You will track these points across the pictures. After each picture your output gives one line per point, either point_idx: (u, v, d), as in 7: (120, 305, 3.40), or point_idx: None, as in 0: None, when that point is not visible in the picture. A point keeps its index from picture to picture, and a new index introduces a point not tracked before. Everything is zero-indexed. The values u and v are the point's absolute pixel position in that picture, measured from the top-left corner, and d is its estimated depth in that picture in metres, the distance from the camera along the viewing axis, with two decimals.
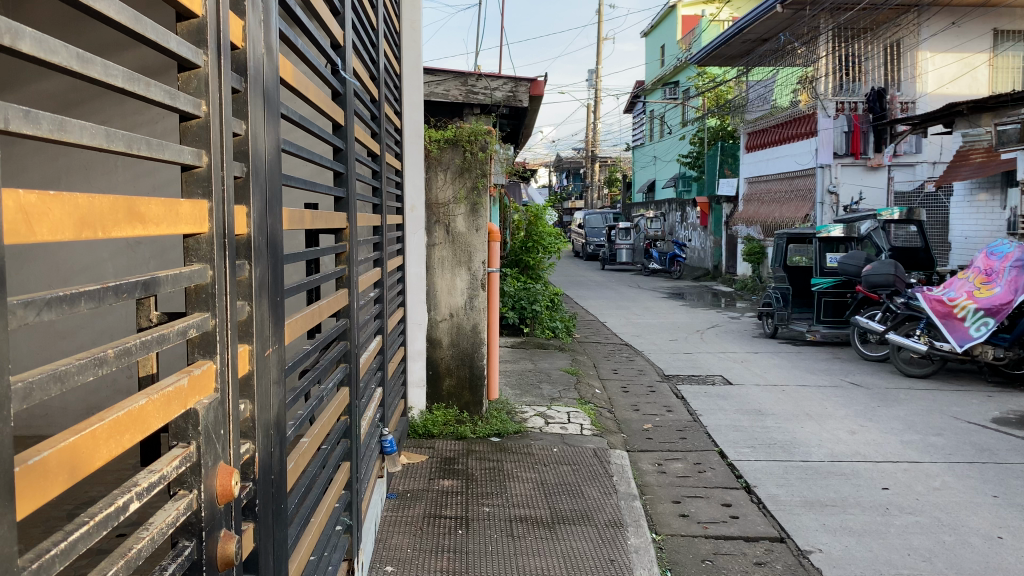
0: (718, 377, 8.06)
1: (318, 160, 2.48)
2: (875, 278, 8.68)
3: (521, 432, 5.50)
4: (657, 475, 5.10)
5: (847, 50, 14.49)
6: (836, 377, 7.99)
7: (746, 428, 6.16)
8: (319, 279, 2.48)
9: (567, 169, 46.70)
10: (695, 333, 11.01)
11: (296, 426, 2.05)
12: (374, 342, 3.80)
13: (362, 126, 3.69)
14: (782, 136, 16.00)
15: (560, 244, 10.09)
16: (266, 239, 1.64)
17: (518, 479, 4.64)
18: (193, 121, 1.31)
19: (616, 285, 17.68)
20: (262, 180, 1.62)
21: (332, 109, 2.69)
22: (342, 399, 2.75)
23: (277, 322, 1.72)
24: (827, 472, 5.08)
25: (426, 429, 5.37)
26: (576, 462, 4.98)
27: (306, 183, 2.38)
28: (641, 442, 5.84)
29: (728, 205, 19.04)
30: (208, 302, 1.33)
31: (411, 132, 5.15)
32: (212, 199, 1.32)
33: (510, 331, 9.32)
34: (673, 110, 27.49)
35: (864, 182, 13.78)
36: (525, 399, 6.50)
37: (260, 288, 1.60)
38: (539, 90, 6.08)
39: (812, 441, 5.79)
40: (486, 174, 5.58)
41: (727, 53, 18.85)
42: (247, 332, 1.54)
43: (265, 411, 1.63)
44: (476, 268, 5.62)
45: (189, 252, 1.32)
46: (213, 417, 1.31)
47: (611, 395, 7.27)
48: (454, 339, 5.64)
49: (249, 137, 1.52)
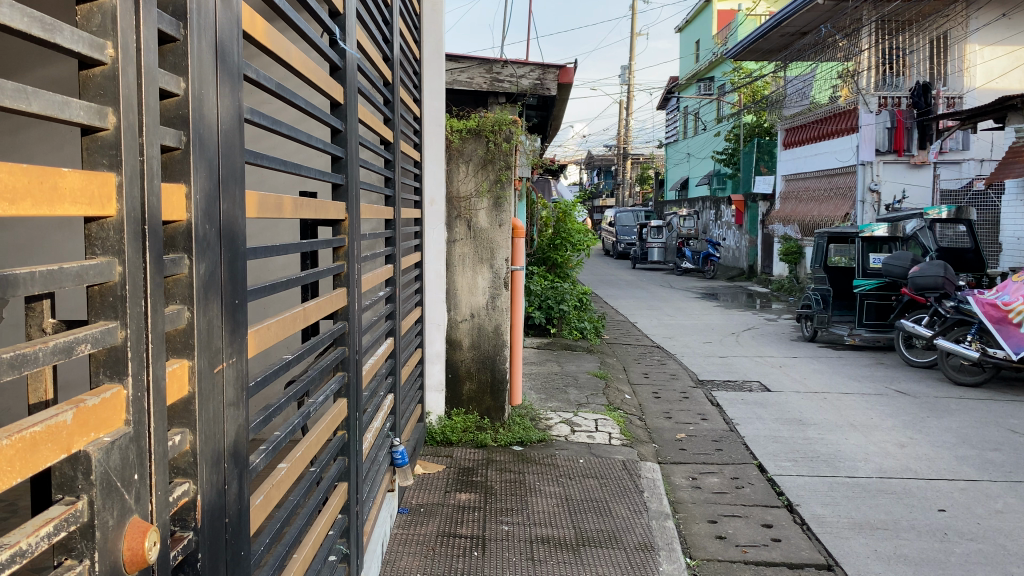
0: (755, 382, 7.67)
1: (315, 143, 2.14)
2: (923, 280, 8.19)
3: (545, 440, 5.18)
4: (691, 490, 4.74)
5: (890, 43, 14.00)
6: (880, 385, 7.56)
7: (786, 439, 5.77)
8: (315, 276, 2.15)
9: (599, 167, 46.33)
10: (730, 335, 10.61)
11: (270, 453, 1.69)
12: (383, 346, 3.50)
13: (372, 109, 3.39)
14: (821, 132, 15.48)
15: (590, 241, 9.76)
16: (218, 228, 1.33)
17: (541, 493, 4.30)
18: (96, 69, 0.99)
19: (647, 285, 17.26)
20: (209, 152, 1.30)
21: (329, 85, 2.36)
22: (339, 413, 2.42)
23: (235, 329, 1.41)
24: (876, 491, 4.68)
25: (445, 436, 5.05)
26: (604, 476, 4.64)
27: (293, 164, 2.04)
28: (673, 453, 5.47)
29: (764, 203, 18.55)
30: (116, 308, 1.02)
31: (430, 122, 4.84)
32: (123, 170, 1.02)
33: (537, 332, 8.99)
34: (708, 106, 26.99)
35: (907, 180, 13.24)
36: (550, 404, 6.17)
37: (207, 288, 1.28)
38: (568, 77, 5.79)
39: (857, 455, 5.39)
40: (510, 166, 5.26)
41: (765, 47, 18.31)
42: (184, 345, 1.23)
43: (213, 439, 1.30)
44: (499, 266, 5.28)
45: (91, 241, 1.00)
46: (124, 463, 1.00)
47: (642, 401, 6.92)
48: (475, 341, 5.31)
49: (189, 99, 1.22)
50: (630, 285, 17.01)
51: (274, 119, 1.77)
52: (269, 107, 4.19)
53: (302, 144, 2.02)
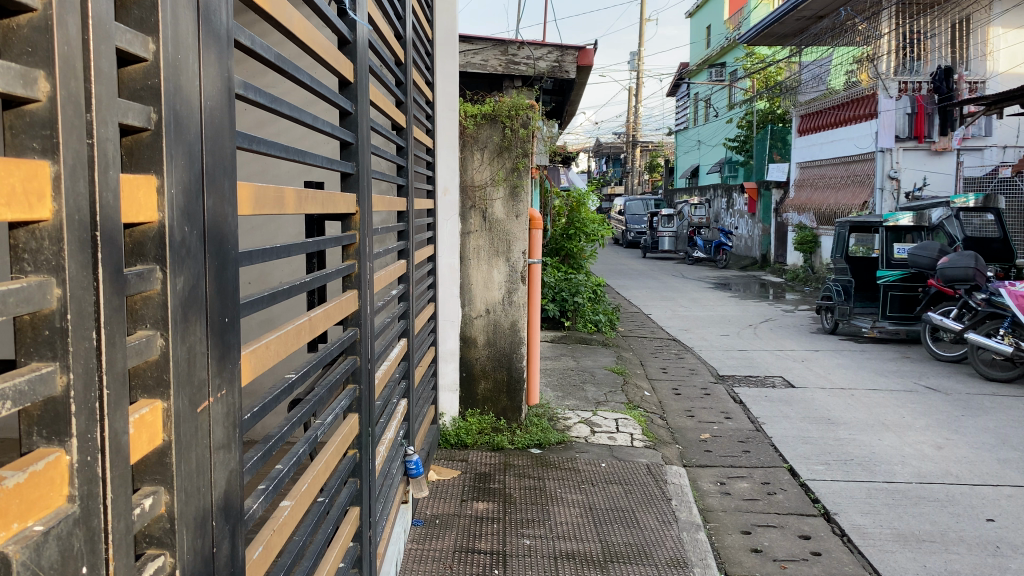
0: (778, 378, 7.38)
1: (323, 127, 1.86)
2: (951, 272, 7.89)
3: (564, 442, 4.92)
4: (720, 497, 4.47)
5: (910, 27, 13.43)
6: (909, 380, 7.27)
7: (816, 440, 5.49)
8: (325, 276, 1.87)
9: (608, 154, 45.99)
10: (747, 327, 10.30)
11: (271, 493, 1.44)
12: (395, 349, 3.23)
13: (383, 90, 3.13)
14: (837, 118, 15.11)
15: (604, 231, 9.45)
16: (201, 231, 1.06)
17: (563, 501, 4.04)
18: (21, 18, 0.72)
19: (659, 275, 16.96)
20: (188, 134, 1.02)
21: (337, 61, 2.08)
22: (350, 430, 2.16)
23: (224, 355, 1.14)
24: (918, 498, 4.41)
25: (459, 439, 4.81)
26: (628, 482, 4.37)
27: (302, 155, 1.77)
28: (698, 456, 5.20)
29: (778, 191, 18.22)
30: (54, 344, 0.75)
31: (444, 107, 4.56)
32: (60, 159, 0.74)
33: (551, 325, 8.72)
34: (720, 92, 26.57)
35: (927, 167, 12.85)
36: (567, 402, 5.91)
37: (188, 306, 1.02)
38: (588, 59, 5.47)
39: (893, 458, 5.11)
40: (528, 153, 4.97)
41: (780, 31, 17.91)
42: (155, 383, 0.96)
43: (196, 496, 1.04)
44: (515, 260, 5.01)
45: (17, 254, 0.74)
46: (63, 560, 0.74)
47: (662, 398, 6.65)
48: (490, 339, 5.05)
49: (159, 65, 0.94)
50: (642, 275, 16.74)
51: (280, 97, 1.49)
52: (278, 89, 3.95)
53: (310, 128, 1.75)
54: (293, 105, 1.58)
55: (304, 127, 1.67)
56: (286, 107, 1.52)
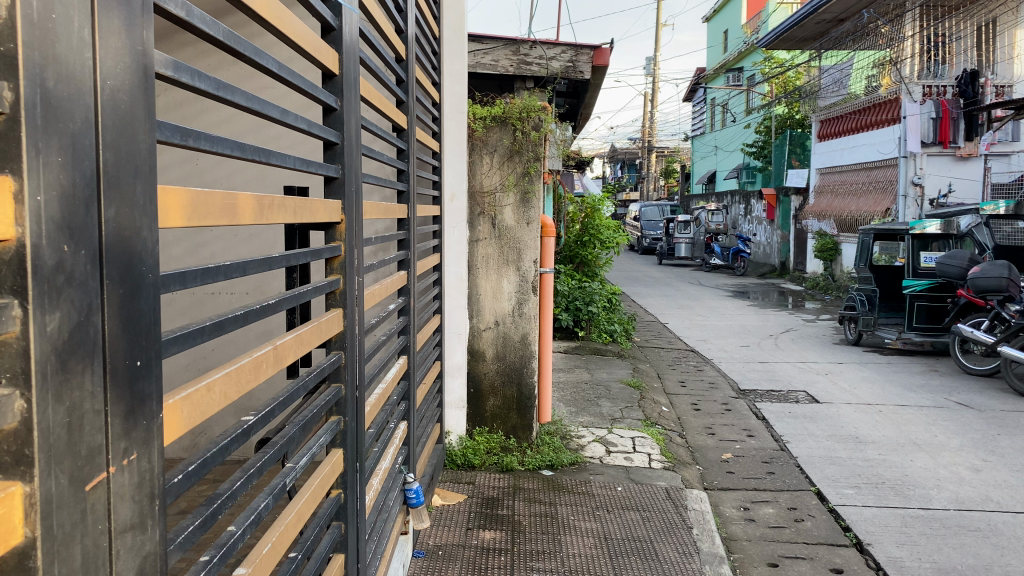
0: (801, 392, 7.07)
1: (318, 131, 1.59)
2: (984, 282, 7.53)
3: (577, 463, 4.65)
4: (744, 524, 4.18)
5: (935, 29, 13.05)
6: (938, 396, 6.94)
7: (845, 461, 5.19)
8: (308, 293, 1.61)
9: (624, 159, 45.68)
10: (767, 338, 9.98)
11: (217, 565, 1.18)
12: (393, 369, 2.96)
13: (383, 87, 2.89)
14: (859, 123, 14.77)
15: (620, 238, 9.12)
16: (97, 250, 0.81)
17: (575, 531, 3.76)
18: None
19: (675, 282, 16.64)
20: (72, 122, 0.77)
21: (318, 49, 1.83)
22: (332, 468, 1.90)
23: (137, 410, 0.89)
24: (957, 528, 4.10)
25: (466, 459, 4.54)
26: (646, 508, 4.09)
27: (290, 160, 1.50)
28: (720, 478, 4.91)
29: (797, 197, 17.90)
30: None
31: (451, 109, 4.31)
32: None
33: (564, 335, 8.45)
34: (737, 98, 26.21)
35: (953, 173, 12.48)
36: (582, 418, 5.64)
37: (69, 354, 0.76)
38: (603, 59, 5.22)
39: (928, 482, 4.79)
40: (540, 157, 4.70)
41: (799, 35, 17.53)
42: (13, 460, 0.71)
43: None
44: (526, 269, 4.75)
45: None
46: None
47: (680, 413, 6.37)
48: (499, 352, 4.79)
49: (13, 26, 0.69)
50: (657, 283, 16.42)
51: (232, 84, 1.20)
52: (271, 93, 3.75)
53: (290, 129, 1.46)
54: (255, 96, 1.29)
55: (280, 123, 1.38)
56: (242, 96, 1.23)
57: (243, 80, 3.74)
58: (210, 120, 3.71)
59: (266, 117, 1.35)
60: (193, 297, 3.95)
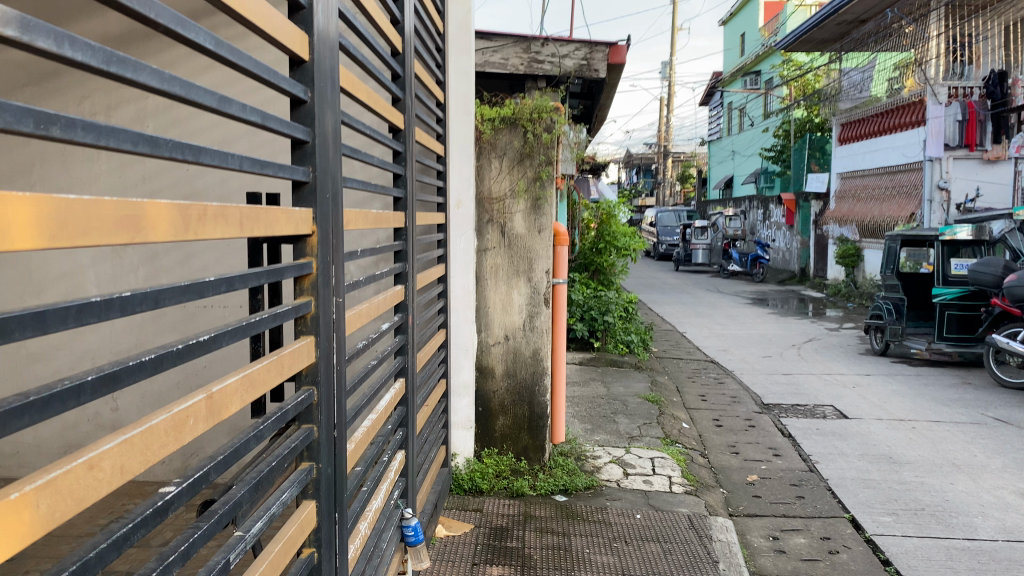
0: (828, 407, 6.72)
1: (273, 124, 1.33)
2: (1019, 290, 7.27)
3: (592, 488, 4.34)
4: (774, 557, 3.85)
5: (960, 29, 12.45)
6: (973, 410, 6.57)
7: (880, 484, 4.84)
8: (267, 319, 1.32)
9: (638, 164, 45.35)
10: (791, 348, 9.62)
11: None
12: (389, 395, 2.67)
13: (378, 86, 2.61)
14: (881, 126, 14.38)
15: (636, 245, 8.78)
16: None
17: (591, 566, 3.44)
18: None
19: (694, 290, 16.26)
20: None
21: (286, 34, 1.54)
22: (304, 522, 1.61)
23: None
24: (1008, 562, 3.75)
25: (472, 484, 4.25)
26: (667, 539, 3.77)
27: (238, 161, 1.23)
28: (747, 502, 4.59)
29: (817, 202, 17.52)
30: None
31: (457, 109, 4.02)
32: None
33: (579, 346, 8.15)
34: (754, 101, 25.81)
35: (980, 176, 12.09)
36: (597, 437, 5.33)
37: None
38: (619, 57, 4.92)
39: (972, 508, 4.43)
40: (552, 160, 4.41)
41: (818, 37, 17.12)
42: None
43: None
44: (538, 280, 4.44)
45: None
46: None
47: (701, 431, 6.04)
48: (510, 369, 4.48)
49: None
50: (675, 291, 16.06)
51: (133, 59, 0.93)
52: (260, 96, 3.48)
53: (232, 119, 1.20)
54: (176, 76, 1.02)
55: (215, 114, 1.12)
56: (151, 74, 0.96)
57: (232, 83, 3.48)
58: (194, 127, 3.45)
59: (193, 103, 1.07)
60: (185, 311, 3.64)
